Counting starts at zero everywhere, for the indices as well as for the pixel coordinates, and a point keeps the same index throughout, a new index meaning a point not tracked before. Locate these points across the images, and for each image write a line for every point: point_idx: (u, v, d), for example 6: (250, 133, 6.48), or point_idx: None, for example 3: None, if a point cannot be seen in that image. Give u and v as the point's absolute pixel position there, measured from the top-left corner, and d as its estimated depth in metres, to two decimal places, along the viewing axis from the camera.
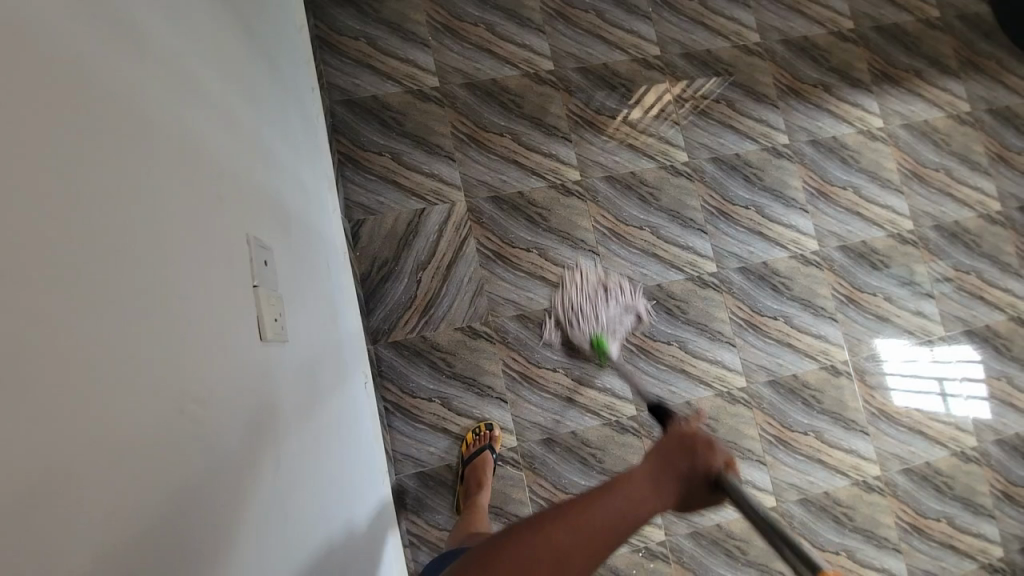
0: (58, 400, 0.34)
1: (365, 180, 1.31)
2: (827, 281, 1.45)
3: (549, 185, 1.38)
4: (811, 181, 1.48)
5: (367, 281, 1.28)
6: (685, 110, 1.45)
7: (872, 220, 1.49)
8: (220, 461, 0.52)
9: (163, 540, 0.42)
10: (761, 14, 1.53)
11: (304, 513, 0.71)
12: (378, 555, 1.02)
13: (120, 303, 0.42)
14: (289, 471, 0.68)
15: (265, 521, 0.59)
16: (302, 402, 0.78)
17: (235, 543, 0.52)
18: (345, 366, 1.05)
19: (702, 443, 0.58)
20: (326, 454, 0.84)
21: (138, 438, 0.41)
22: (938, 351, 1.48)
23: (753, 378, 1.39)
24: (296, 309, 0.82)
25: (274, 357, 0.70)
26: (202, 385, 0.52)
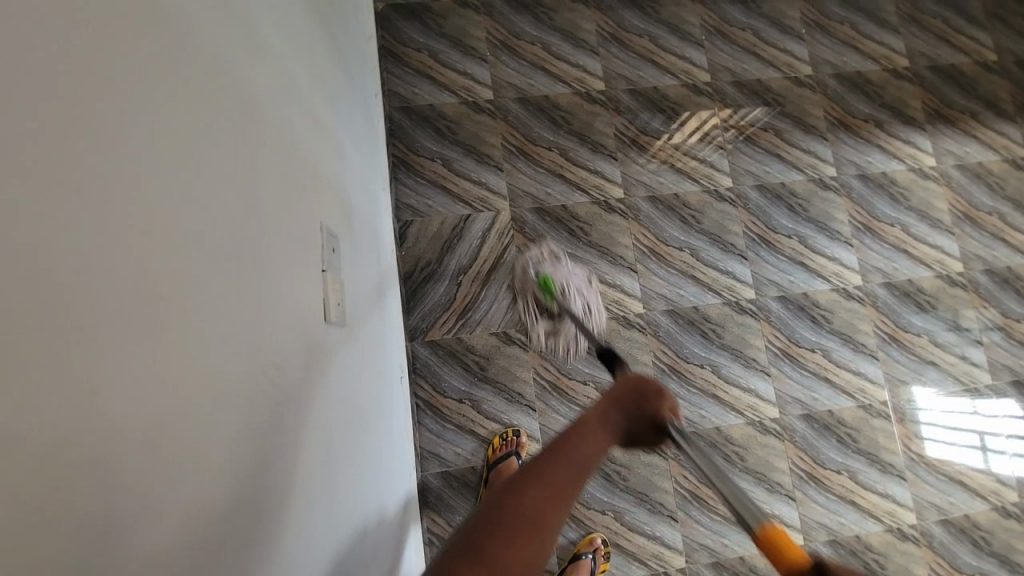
0: (183, 344, 0.38)
1: (416, 183, 1.36)
2: (869, 317, 1.42)
3: (592, 201, 1.40)
4: (858, 215, 1.46)
5: (409, 280, 1.32)
6: (731, 136, 1.47)
7: (920, 259, 1.46)
8: (283, 459, 0.55)
9: (242, 502, 0.45)
10: (815, 47, 1.54)
11: (344, 506, 0.73)
12: (402, 547, 1.04)
13: (226, 271, 0.47)
14: (336, 448, 0.72)
15: (316, 490, 0.62)
16: (349, 404, 0.80)
17: (292, 506, 0.56)
18: (386, 367, 1.08)
19: (649, 392, 0.64)
20: (366, 439, 0.88)
21: (219, 438, 0.42)
22: (980, 402, 1.42)
23: (786, 410, 1.36)
24: (351, 308, 0.86)
25: (331, 355, 0.73)
26: (272, 383, 0.54)
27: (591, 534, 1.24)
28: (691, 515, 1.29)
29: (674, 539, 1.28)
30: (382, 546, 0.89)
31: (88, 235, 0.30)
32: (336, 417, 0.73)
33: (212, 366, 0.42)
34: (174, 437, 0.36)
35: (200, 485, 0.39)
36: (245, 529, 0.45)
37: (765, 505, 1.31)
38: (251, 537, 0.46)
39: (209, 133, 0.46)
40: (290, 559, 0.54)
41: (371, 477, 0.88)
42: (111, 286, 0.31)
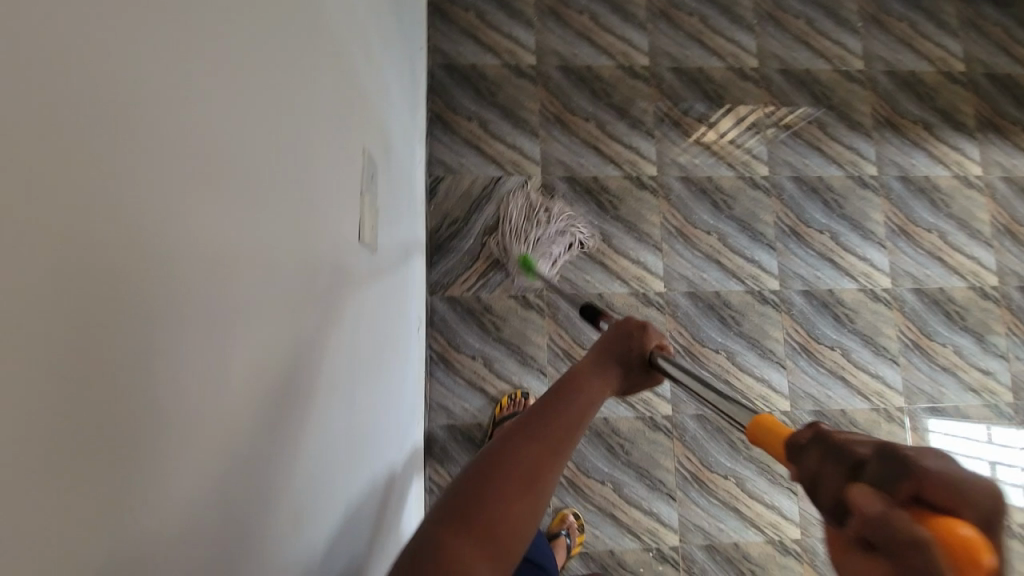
0: (249, 218, 0.40)
1: (451, 141, 1.37)
2: (894, 322, 1.39)
3: (624, 175, 1.40)
4: (894, 217, 1.43)
5: (435, 235, 1.34)
6: (772, 120, 1.45)
7: (954, 268, 1.42)
8: (318, 397, 0.55)
9: (285, 386, 0.47)
10: (869, 42, 1.50)
11: (361, 429, 0.75)
12: (404, 490, 1.06)
13: (288, 162, 0.48)
14: (359, 371, 0.73)
15: (340, 402, 0.64)
16: (371, 351, 0.81)
17: (325, 407, 0.57)
18: (405, 314, 1.10)
19: (637, 326, 0.60)
20: (382, 375, 0.90)
21: (267, 340, 0.43)
22: (995, 431, 1.36)
23: (798, 405, 1.34)
24: (380, 256, 0.86)
25: (358, 300, 0.73)
26: (310, 316, 0.54)
27: (563, 512, 1.25)
28: (690, 496, 1.30)
29: (670, 517, 1.28)
30: (386, 502, 0.91)
31: (160, 145, 0.29)
32: (359, 363, 0.74)
33: (269, 246, 0.44)
34: (226, 367, 0.36)
35: (245, 421, 0.39)
36: (283, 464, 0.45)
37: (766, 495, 1.31)
38: (288, 470, 0.47)
39: (272, 56, 0.45)
40: (320, 457, 0.55)
41: (382, 431, 0.90)
42: (177, 204, 0.30)
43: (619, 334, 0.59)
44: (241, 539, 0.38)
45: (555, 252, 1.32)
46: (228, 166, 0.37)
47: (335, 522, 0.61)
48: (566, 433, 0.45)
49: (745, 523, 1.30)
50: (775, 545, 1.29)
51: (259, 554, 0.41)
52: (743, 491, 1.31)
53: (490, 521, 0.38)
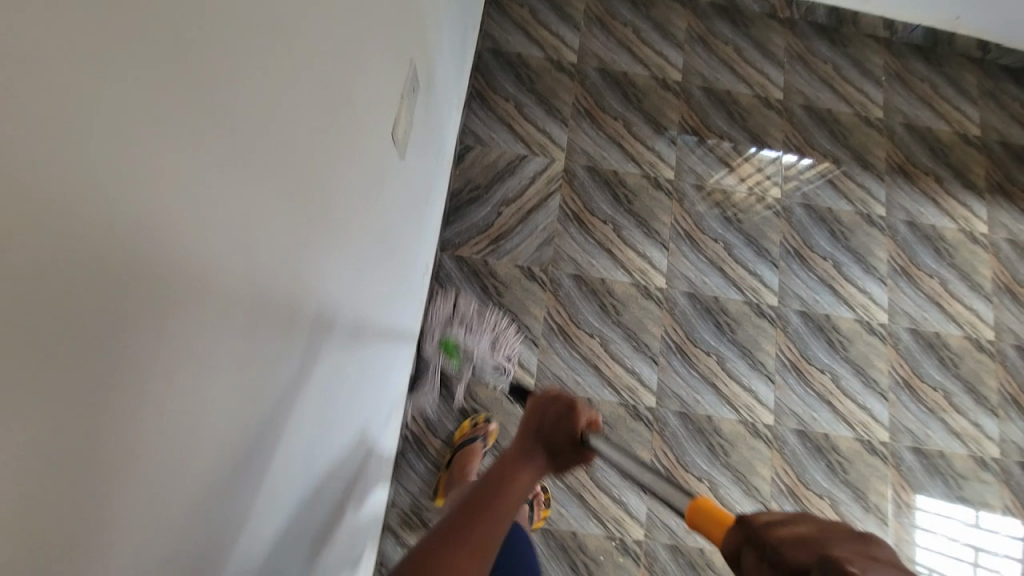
0: (297, 34, 0.45)
1: (487, 115, 1.46)
2: (887, 357, 1.40)
3: (643, 174, 1.47)
4: (898, 258, 1.47)
5: (456, 197, 1.40)
6: (808, 168, 1.51)
7: (952, 316, 1.45)
8: (316, 280, 0.58)
9: (293, 212, 0.50)
10: (890, 95, 1.61)
11: (354, 328, 0.77)
12: (380, 429, 1.05)
13: (338, 18, 0.54)
14: (363, 268, 0.76)
15: (340, 277, 0.66)
16: (377, 277, 0.85)
17: (323, 267, 0.60)
18: (416, 257, 1.12)
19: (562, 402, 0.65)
20: (383, 296, 0.91)
21: (287, 155, 0.47)
22: (982, 518, 1.33)
23: (782, 422, 1.34)
24: (402, 183, 0.90)
25: (375, 216, 0.78)
26: (328, 195, 0.58)
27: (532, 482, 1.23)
28: None
29: (638, 510, 1.26)
30: (361, 440, 0.93)
31: None
32: (364, 276, 0.78)
33: (308, 73, 0.49)
34: (239, 216, 0.40)
35: (248, 272, 0.43)
36: (272, 325, 0.49)
37: (738, 506, 1.28)
38: (276, 332, 0.50)
39: None
40: (309, 307, 0.57)
41: (373, 365, 0.92)
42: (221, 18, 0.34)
43: (545, 413, 0.64)
44: (222, 386, 0.42)
45: (481, 350, 1.24)
46: (275, 22, 0.41)
47: (311, 420, 0.64)
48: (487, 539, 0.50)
49: None
50: None
51: (235, 404, 0.44)
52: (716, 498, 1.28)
53: None
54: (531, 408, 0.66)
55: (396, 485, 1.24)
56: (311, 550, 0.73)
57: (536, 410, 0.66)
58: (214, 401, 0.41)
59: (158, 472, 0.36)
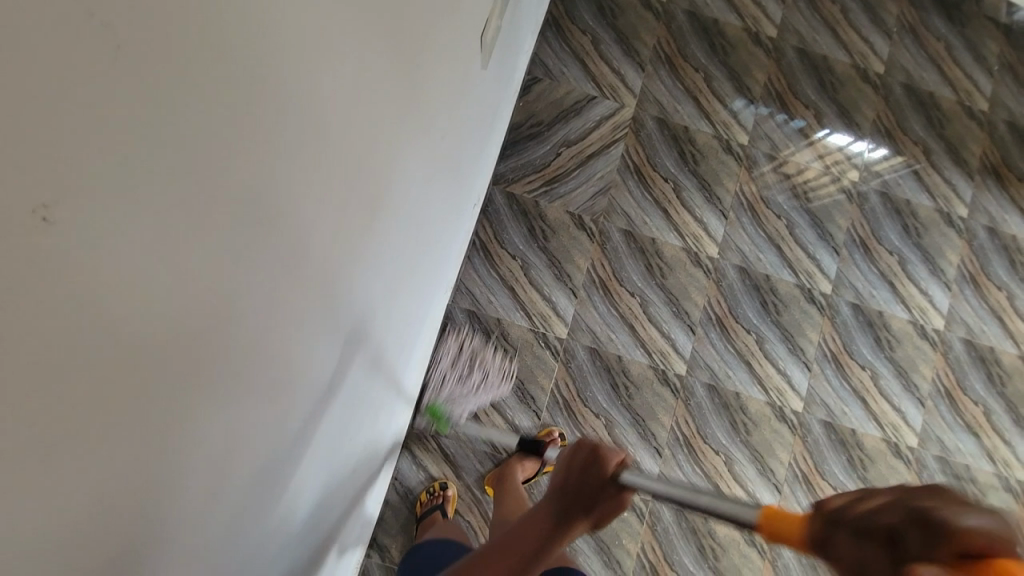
0: None
1: (560, 47, 1.35)
2: (934, 364, 1.34)
3: (714, 135, 1.37)
4: (969, 264, 1.38)
5: (516, 130, 1.33)
6: (892, 155, 1.40)
7: (1011, 333, 1.37)
8: (372, 181, 0.57)
9: (361, 101, 0.48)
10: (1001, 87, 1.46)
11: (400, 244, 0.75)
12: (408, 358, 1.04)
13: None
14: (418, 185, 0.73)
15: (396, 187, 0.64)
16: (428, 201, 0.82)
17: (380, 170, 0.58)
18: (466, 190, 1.08)
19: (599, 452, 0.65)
20: (431, 221, 0.88)
21: (362, 32, 0.44)
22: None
23: (810, 410, 1.31)
24: (466, 103, 0.85)
25: (431, 147, 0.74)
26: (386, 109, 0.54)
27: (551, 428, 1.25)
28: (676, 459, 1.27)
29: (650, 470, 1.26)
30: (388, 376, 0.93)
31: None
32: (413, 210, 0.75)
33: None
34: (275, 109, 0.36)
35: (283, 177, 0.39)
36: (316, 229, 0.47)
37: (749, 483, 1.27)
38: (316, 247, 0.48)
39: None
40: (362, 210, 0.56)
41: (408, 304, 0.91)
42: None
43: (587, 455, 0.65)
44: (247, 302, 0.39)
45: (465, 408, 1.21)
46: None
47: (343, 339, 0.64)
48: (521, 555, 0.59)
49: None
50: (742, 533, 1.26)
51: (261, 322, 0.43)
52: (729, 472, 1.27)
53: None
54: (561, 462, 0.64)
55: None
56: (326, 473, 0.76)
57: (569, 460, 0.65)
58: (236, 319, 0.39)
59: (173, 382, 0.34)
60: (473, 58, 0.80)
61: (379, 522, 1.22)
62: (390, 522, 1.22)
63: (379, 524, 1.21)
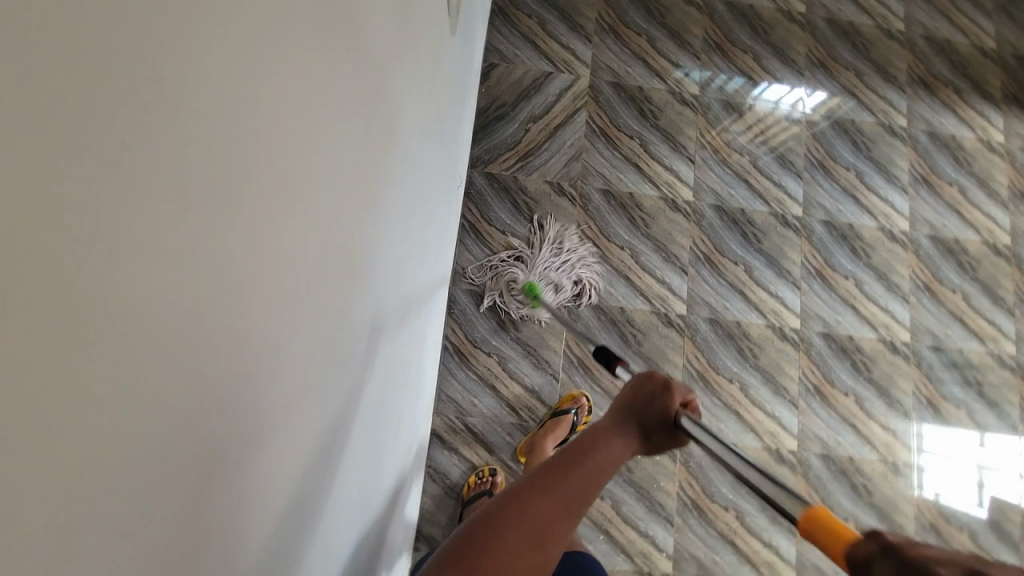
0: None
1: (509, 32, 1.43)
2: (908, 262, 1.43)
3: (667, 90, 1.46)
4: (918, 167, 1.49)
5: (483, 115, 1.39)
6: (829, 82, 1.52)
7: (970, 222, 1.48)
8: (382, 152, 0.59)
9: (366, 68, 0.51)
10: (912, 8, 1.60)
11: (405, 227, 0.77)
12: (422, 353, 1.04)
13: None
14: (410, 165, 0.76)
15: (398, 162, 0.67)
16: (421, 186, 0.84)
17: (386, 142, 0.61)
18: (448, 185, 1.11)
19: (657, 386, 0.58)
20: (424, 210, 0.90)
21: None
22: (989, 438, 1.38)
23: (808, 325, 1.37)
24: (438, 93, 0.89)
25: (415, 120, 0.75)
26: (385, 78, 0.58)
27: (575, 393, 1.27)
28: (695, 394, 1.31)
29: None
30: (407, 369, 0.94)
31: None
32: (411, 183, 0.76)
33: None
34: (314, 52, 0.38)
35: (308, 106, 0.38)
36: (348, 189, 0.49)
37: (767, 404, 1.32)
38: (340, 194, 0.47)
39: None
40: (378, 179, 0.59)
41: (412, 288, 0.91)
42: None
43: (641, 392, 0.58)
44: (286, 236, 0.38)
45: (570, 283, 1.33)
46: None
47: (373, 320, 0.65)
48: (580, 495, 0.47)
49: (745, 428, 1.31)
50: (771, 453, 1.30)
51: (300, 265, 0.41)
52: (746, 397, 1.32)
53: (497, 558, 0.42)
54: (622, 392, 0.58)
55: (439, 393, 1.27)
56: (372, 460, 0.75)
57: (631, 391, 0.59)
58: (278, 252, 0.37)
59: (229, 309, 0.32)
60: (439, 40, 0.83)
61: (421, 513, 1.21)
62: (433, 512, 1.22)
63: (421, 515, 1.21)
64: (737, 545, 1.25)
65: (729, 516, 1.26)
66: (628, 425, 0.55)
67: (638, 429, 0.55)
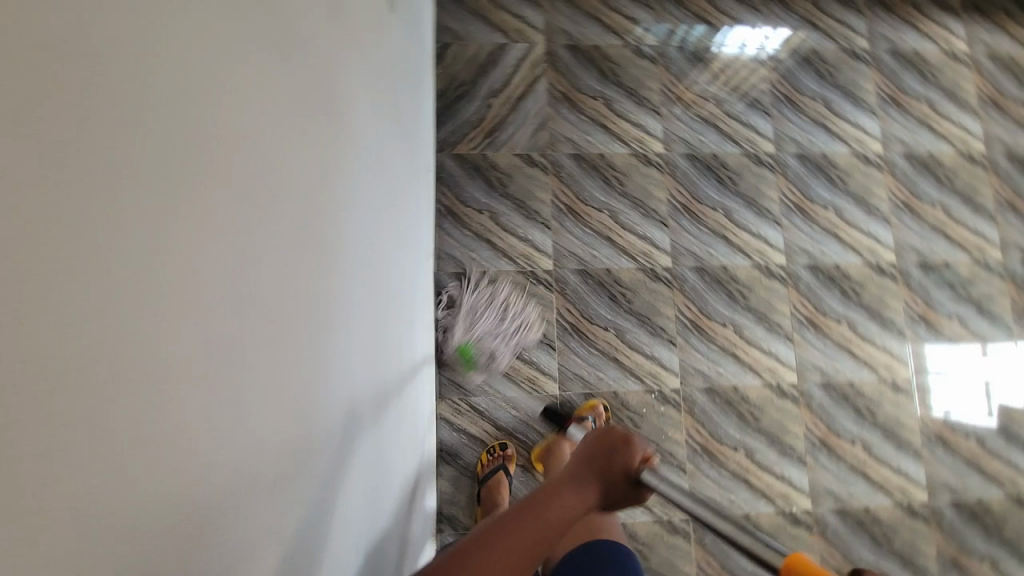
0: None
1: (458, 9, 1.41)
2: (885, 184, 1.44)
3: (624, 45, 1.45)
4: (885, 87, 1.49)
5: (443, 97, 1.38)
6: (785, 15, 1.50)
7: (943, 135, 1.48)
8: (336, 150, 0.58)
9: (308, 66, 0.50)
10: None
11: (374, 224, 0.76)
12: (414, 347, 1.05)
13: None
14: (369, 162, 0.75)
15: (354, 158, 0.66)
16: (384, 181, 0.84)
17: (339, 139, 0.60)
18: (414, 177, 1.10)
19: (620, 440, 0.53)
20: (392, 206, 0.90)
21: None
22: (991, 347, 1.40)
23: (794, 260, 1.38)
24: (388, 84, 0.88)
25: (365, 112, 0.74)
26: (327, 74, 0.57)
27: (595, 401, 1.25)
28: (690, 343, 1.33)
29: (671, 361, 1.32)
30: (401, 365, 0.94)
31: None
32: (372, 178, 0.76)
33: None
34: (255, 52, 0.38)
35: (260, 96, 0.37)
36: (309, 191, 0.48)
37: (763, 342, 1.34)
38: (301, 191, 0.46)
39: None
40: (336, 177, 0.58)
41: (393, 283, 0.90)
42: None
43: (603, 447, 0.52)
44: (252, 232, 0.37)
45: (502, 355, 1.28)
46: None
47: (357, 322, 0.65)
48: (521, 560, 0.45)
49: (743, 368, 1.33)
50: (772, 389, 1.32)
51: (273, 264, 0.40)
52: (741, 338, 1.34)
53: None
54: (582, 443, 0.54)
55: (440, 378, 1.28)
56: (379, 460, 0.75)
57: (594, 443, 0.54)
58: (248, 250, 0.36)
59: (208, 325, 0.31)
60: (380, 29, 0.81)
61: (440, 495, 1.24)
62: (451, 493, 1.24)
63: (439, 497, 1.24)
64: (751, 481, 1.28)
65: (739, 455, 1.29)
66: (585, 482, 0.50)
67: (596, 486, 0.51)
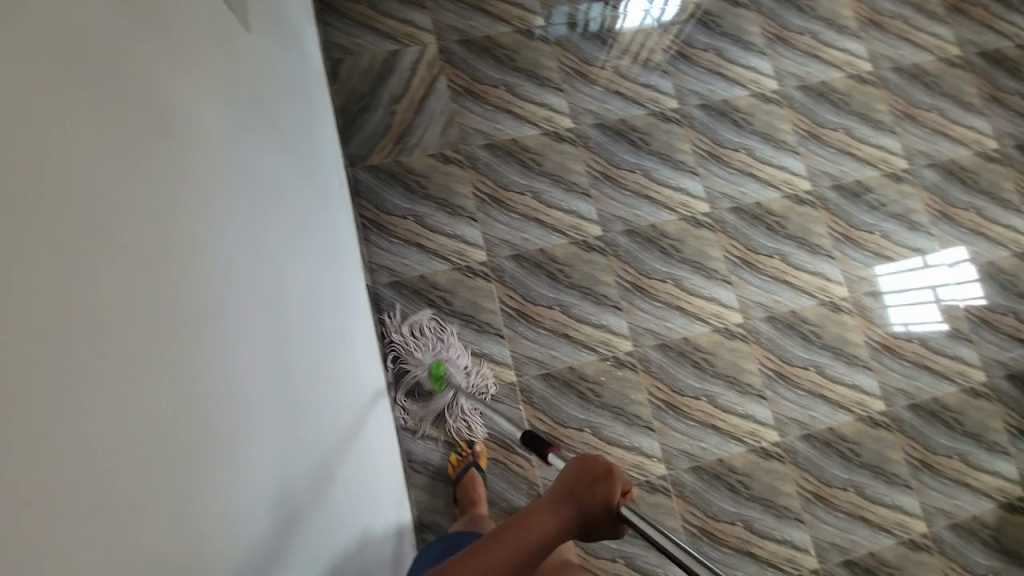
0: None
1: (344, 24, 1.41)
2: (787, 117, 1.49)
3: (515, 30, 1.47)
4: (770, 27, 1.54)
5: (346, 112, 1.37)
6: None
7: (831, 62, 1.55)
8: (211, 196, 0.58)
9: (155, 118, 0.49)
10: None
11: (278, 261, 0.75)
12: (356, 374, 1.04)
13: None
14: (260, 201, 0.74)
15: (238, 200, 0.66)
16: (285, 217, 0.83)
17: (213, 183, 0.59)
18: (328, 208, 1.09)
19: (601, 474, 0.57)
20: (303, 241, 0.89)
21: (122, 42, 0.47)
22: (932, 257, 1.46)
23: (717, 205, 1.42)
24: (273, 121, 0.87)
25: (244, 133, 0.73)
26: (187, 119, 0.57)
27: None
28: (635, 305, 1.35)
29: (619, 325, 1.33)
30: (342, 397, 0.93)
31: None
32: (267, 217, 0.75)
33: None
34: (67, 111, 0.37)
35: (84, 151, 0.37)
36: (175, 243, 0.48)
37: (703, 290, 1.37)
38: (155, 227, 0.45)
39: None
40: (214, 222, 0.57)
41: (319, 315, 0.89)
42: None
43: (581, 476, 0.57)
44: (77, 257, 0.35)
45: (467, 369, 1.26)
46: None
47: (268, 362, 0.64)
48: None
49: (690, 318, 1.35)
50: (721, 332, 1.35)
51: (105, 279, 0.38)
52: (682, 289, 1.36)
53: None
54: (563, 471, 0.59)
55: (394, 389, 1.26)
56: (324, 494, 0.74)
57: (576, 470, 0.58)
58: (63, 266, 0.34)
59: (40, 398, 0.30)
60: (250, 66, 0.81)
61: (417, 505, 1.22)
62: (428, 501, 1.22)
63: (416, 507, 1.22)
64: (718, 425, 1.30)
65: (701, 403, 1.31)
66: (558, 511, 0.56)
67: (575, 516, 0.56)
